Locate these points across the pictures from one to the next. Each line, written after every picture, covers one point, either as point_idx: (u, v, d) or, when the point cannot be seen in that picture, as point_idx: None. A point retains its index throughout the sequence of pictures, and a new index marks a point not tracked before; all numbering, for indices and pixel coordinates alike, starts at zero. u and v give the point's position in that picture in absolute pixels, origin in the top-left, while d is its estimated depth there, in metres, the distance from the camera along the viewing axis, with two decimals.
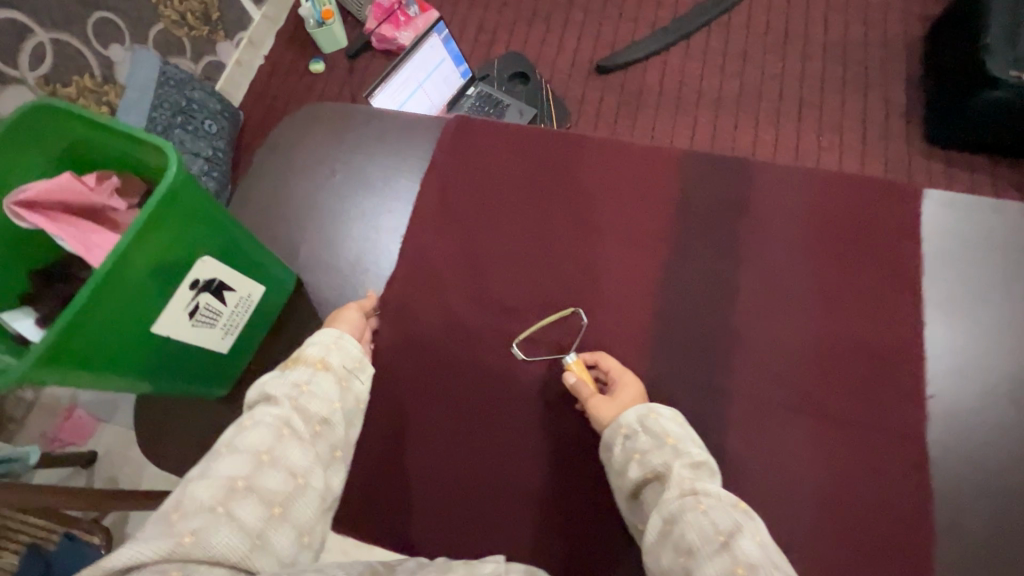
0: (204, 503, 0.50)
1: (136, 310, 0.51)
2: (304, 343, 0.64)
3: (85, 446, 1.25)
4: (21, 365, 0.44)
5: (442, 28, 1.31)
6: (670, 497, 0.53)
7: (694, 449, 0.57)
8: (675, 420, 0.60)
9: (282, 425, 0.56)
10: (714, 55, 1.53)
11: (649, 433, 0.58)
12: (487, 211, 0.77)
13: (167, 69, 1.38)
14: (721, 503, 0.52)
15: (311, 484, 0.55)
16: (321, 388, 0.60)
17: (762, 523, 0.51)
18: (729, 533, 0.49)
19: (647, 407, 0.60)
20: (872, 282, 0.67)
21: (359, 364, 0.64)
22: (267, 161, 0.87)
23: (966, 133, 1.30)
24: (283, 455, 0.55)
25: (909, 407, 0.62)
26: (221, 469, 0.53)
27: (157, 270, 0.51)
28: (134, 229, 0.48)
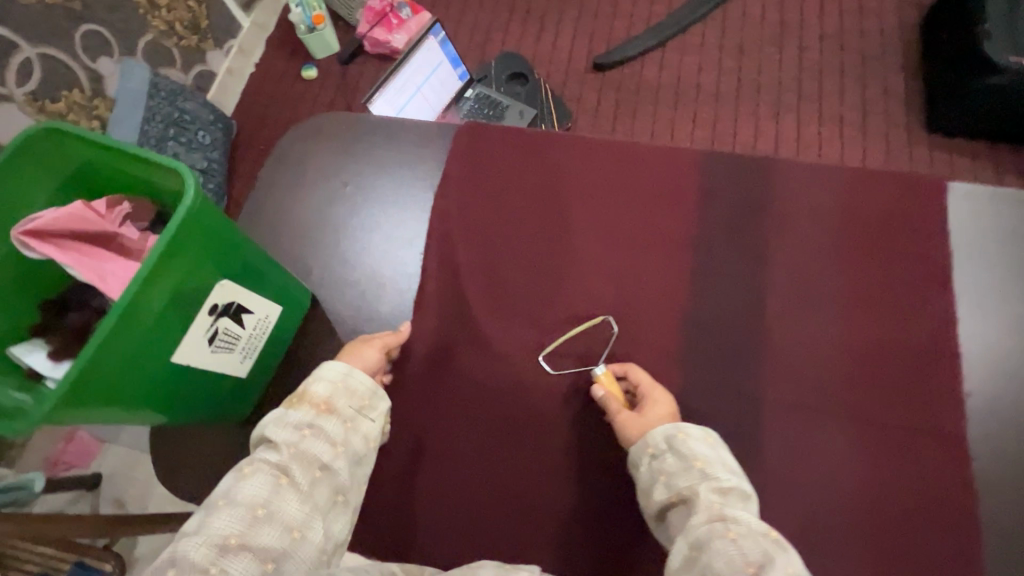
0: (196, 562, 0.48)
1: (152, 343, 0.50)
2: (309, 381, 0.60)
3: (89, 469, 1.23)
4: (44, 406, 0.43)
5: (438, 30, 1.27)
6: (698, 522, 0.51)
7: (724, 474, 0.55)
8: (705, 440, 0.58)
9: (280, 474, 0.54)
10: (711, 49, 1.52)
11: (677, 455, 0.57)
12: (504, 222, 0.76)
13: (157, 81, 1.35)
14: (751, 533, 0.50)
15: (308, 538, 0.53)
16: (326, 429, 0.58)
17: (796, 554, 0.49)
18: (759, 566, 0.47)
19: (675, 426, 0.58)
20: (894, 283, 0.68)
21: (369, 403, 0.61)
22: (274, 173, 0.84)
23: (968, 119, 1.29)
24: (279, 509, 0.52)
25: (940, 408, 0.62)
26: (216, 524, 0.50)
27: (170, 303, 0.50)
28: (153, 258, 0.47)
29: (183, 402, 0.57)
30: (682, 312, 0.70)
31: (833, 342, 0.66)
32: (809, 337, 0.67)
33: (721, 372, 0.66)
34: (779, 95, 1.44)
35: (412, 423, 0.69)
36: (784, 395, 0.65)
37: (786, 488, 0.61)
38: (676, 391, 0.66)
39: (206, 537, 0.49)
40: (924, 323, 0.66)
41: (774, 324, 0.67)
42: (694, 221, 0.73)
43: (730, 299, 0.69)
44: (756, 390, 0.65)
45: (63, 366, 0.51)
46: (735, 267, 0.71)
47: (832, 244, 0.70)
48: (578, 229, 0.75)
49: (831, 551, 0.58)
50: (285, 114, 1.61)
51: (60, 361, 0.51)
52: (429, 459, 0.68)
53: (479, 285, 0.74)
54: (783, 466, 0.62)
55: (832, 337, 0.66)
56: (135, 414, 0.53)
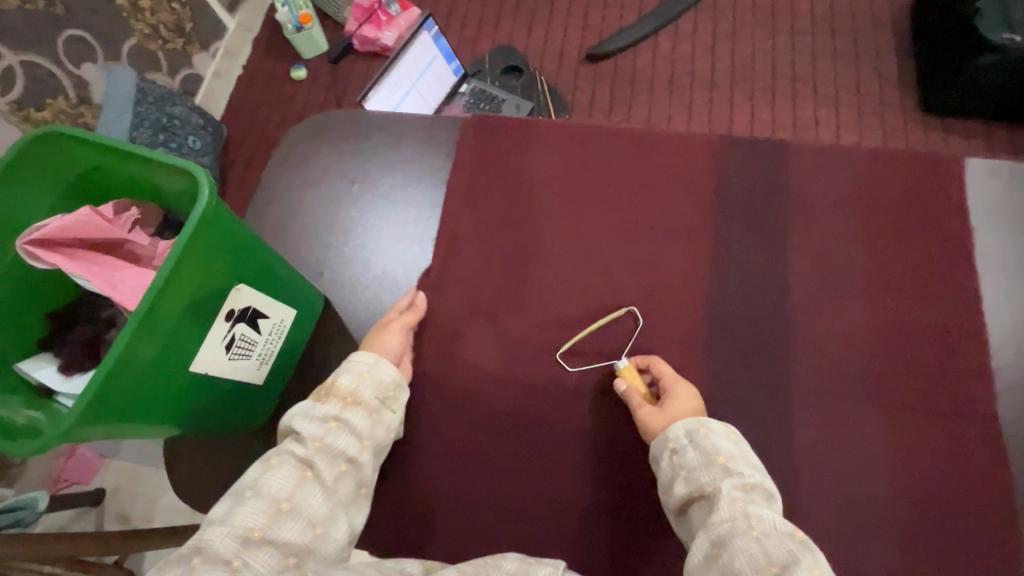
0: (220, 553, 0.47)
1: (173, 347, 0.49)
2: (337, 371, 0.61)
3: (90, 484, 1.18)
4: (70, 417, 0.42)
5: (431, 24, 1.25)
6: (721, 518, 0.51)
7: (746, 470, 0.54)
8: (728, 436, 0.57)
9: (306, 468, 0.54)
10: (705, 36, 1.51)
11: (699, 450, 0.56)
12: (516, 218, 0.75)
13: (144, 86, 1.30)
14: (775, 533, 0.49)
15: (329, 534, 0.53)
16: (353, 423, 0.58)
17: (823, 557, 0.48)
18: (785, 565, 0.46)
19: (698, 421, 0.58)
20: (910, 265, 0.68)
21: (392, 394, 0.62)
22: (279, 177, 0.83)
23: (965, 99, 1.28)
24: (303, 504, 0.53)
25: (964, 389, 0.62)
26: (241, 515, 0.50)
27: (189, 308, 0.49)
28: (172, 262, 0.45)
29: (201, 411, 0.56)
30: (700, 301, 0.69)
31: (851, 325, 0.66)
32: (828, 321, 0.66)
33: (743, 361, 0.66)
34: (775, 80, 1.44)
35: (434, 423, 0.67)
36: (806, 380, 0.64)
37: (814, 473, 0.60)
38: (699, 381, 0.65)
39: (231, 527, 0.49)
40: (940, 304, 0.66)
41: (794, 310, 0.67)
42: (706, 209, 0.73)
43: (747, 286, 0.69)
44: (779, 376, 0.65)
45: (75, 380, 0.49)
46: (751, 254, 0.70)
47: (845, 228, 0.71)
48: (590, 222, 0.74)
49: (865, 536, 0.58)
50: (275, 116, 1.58)
51: (71, 375, 0.49)
52: (451, 458, 0.66)
53: (493, 282, 0.72)
54: (809, 452, 0.61)
55: (851, 320, 0.66)
56: (153, 426, 0.52)
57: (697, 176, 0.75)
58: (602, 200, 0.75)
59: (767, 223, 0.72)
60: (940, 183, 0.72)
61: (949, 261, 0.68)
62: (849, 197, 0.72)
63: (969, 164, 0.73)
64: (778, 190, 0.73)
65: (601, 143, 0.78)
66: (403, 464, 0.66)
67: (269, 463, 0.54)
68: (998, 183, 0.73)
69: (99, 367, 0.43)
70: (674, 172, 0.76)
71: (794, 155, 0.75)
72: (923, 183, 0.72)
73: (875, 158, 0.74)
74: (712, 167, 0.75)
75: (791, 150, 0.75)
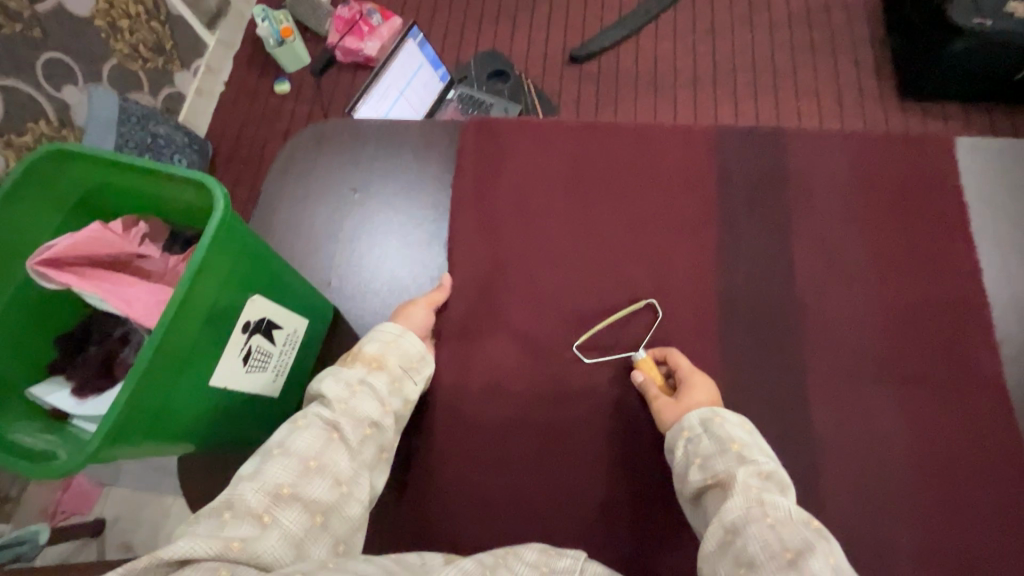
0: (251, 507, 0.48)
1: (207, 334, 0.49)
2: (365, 338, 0.63)
3: (90, 515, 1.15)
4: (94, 443, 0.42)
5: (416, 32, 1.24)
6: (734, 506, 0.50)
7: (761, 458, 0.54)
8: (742, 427, 0.56)
9: (331, 429, 0.55)
10: (685, 34, 1.53)
11: (713, 438, 0.55)
12: (521, 219, 0.75)
13: (127, 105, 1.28)
14: (790, 520, 0.48)
15: (355, 494, 0.53)
16: (375, 388, 0.59)
17: (838, 545, 0.47)
18: (797, 552, 0.45)
19: (712, 410, 0.57)
20: (907, 247, 0.70)
21: (416, 364, 0.63)
22: (281, 189, 0.83)
23: (941, 84, 1.31)
24: (330, 462, 0.53)
25: (969, 362, 0.64)
26: (271, 473, 0.51)
27: (222, 288, 0.49)
28: (195, 265, 0.45)
29: (217, 429, 0.55)
30: (706, 291, 0.70)
31: (856, 306, 0.67)
32: (834, 303, 0.68)
33: (753, 346, 0.66)
34: (755, 74, 1.46)
35: (456, 427, 0.67)
36: (816, 361, 0.65)
37: (831, 452, 0.61)
38: (711, 369, 0.66)
39: (261, 482, 0.49)
40: (938, 281, 0.68)
41: (799, 296, 0.68)
42: (705, 200, 0.74)
43: (751, 273, 0.70)
44: (790, 360, 0.65)
45: (89, 403, 0.48)
46: (753, 242, 0.71)
47: (842, 212, 0.72)
48: (592, 218, 0.75)
49: (887, 511, 0.59)
50: (262, 131, 1.57)
51: (85, 398, 0.48)
52: (473, 461, 0.65)
53: (500, 283, 0.72)
54: (825, 432, 0.62)
55: (855, 300, 0.68)
56: (172, 445, 0.51)
57: (694, 168, 0.76)
58: (604, 196, 0.76)
59: (765, 211, 0.73)
60: (928, 164, 0.74)
61: (944, 237, 0.70)
62: (843, 182, 0.74)
63: (956, 145, 0.75)
64: (774, 178, 0.75)
65: (597, 140, 0.79)
66: (424, 471, 0.66)
67: (295, 424, 0.55)
68: (982, 160, 0.75)
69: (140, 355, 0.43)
70: (671, 166, 0.77)
71: (787, 144, 0.76)
72: (912, 163, 0.74)
73: (865, 142, 0.75)
74: (708, 159, 0.76)
75: (784, 138, 0.77)
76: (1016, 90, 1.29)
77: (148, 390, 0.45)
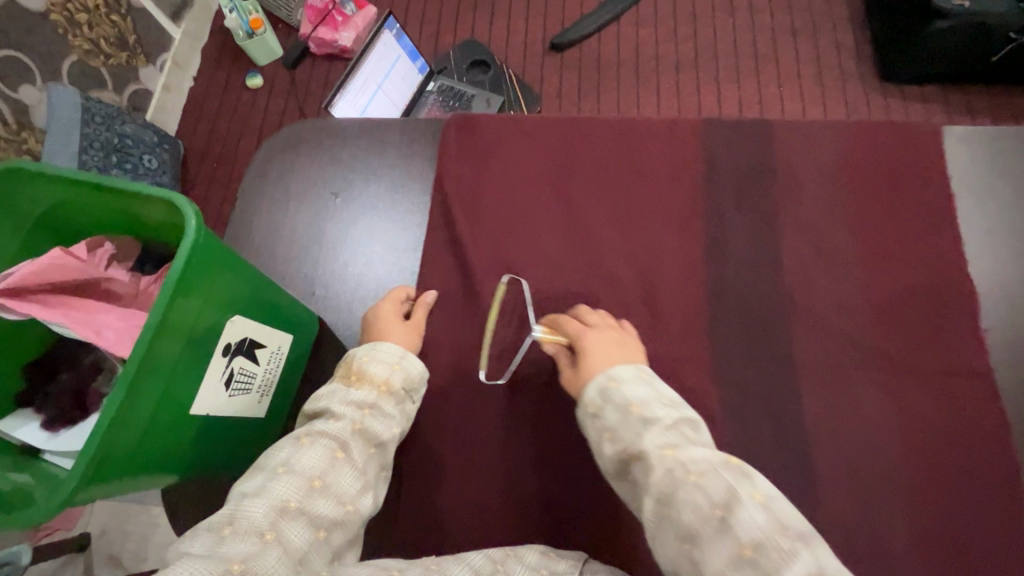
0: (255, 525, 0.46)
1: (187, 361, 0.47)
2: (369, 359, 0.60)
3: (74, 530, 1.11)
4: (71, 477, 0.39)
5: (393, 23, 1.19)
6: (657, 478, 0.48)
7: (663, 412, 0.53)
8: (637, 382, 0.55)
9: (337, 448, 0.53)
10: (666, 20, 1.51)
11: (614, 406, 0.54)
12: (509, 219, 0.73)
13: (89, 105, 1.20)
14: (710, 469, 0.47)
15: (358, 511, 0.52)
16: (384, 412, 0.58)
17: (760, 477, 0.47)
18: (727, 507, 0.45)
19: (608, 376, 0.56)
20: (899, 237, 0.70)
21: (417, 386, 0.62)
22: (257, 196, 0.80)
23: (921, 67, 1.31)
24: (334, 482, 0.52)
25: (963, 353, 0.64)
26: (275, 490, 0.49)
27: (202, 317, 0.47)
28: (169, 286, 0.43)
29: (201, 455, 0.53)
30: (698, 288, 0.69)
31: (846, 298, 0.67)
32: (826, 296, 0.67)
33: (746, 342, 0.66)
34: (737, 59, 1.45)
35: (448, 432, 0.65)
36: (811, 356, 0.65)
37: (825, 446, 0.61)
38: (705, 366, 0.65)
39: (267, 498, 0.48)
40: (931, 272, 0.68)
41: (793, 290, 0.68)
42: (695, 195, 0.73)
43: (743, 268, 0.69)
44: (782, 355, 0.65)
45: (62, 437, 0.45)
46: (744, 236, 0.71)
47: (832, 203, 0.72)
48: (581, 216, 0.73)
49: (887, 505, 0.59)
50: (235, 128, 1.51)
51: (57, 431, 0.46)
52: (466, 468, 0.64)
53: (488, 285, 0.70)
54: (818, 426, 0.62)
55: (845, 292, 0.67)
56: (155, 476, 0.49)
57: (683, 162, 0.75)
58: (593, 193, 0.74)
59: (756, 204, 0.72)
60: (916, 153, 0.74)
61: (935, 227, 0.70)
62: (833, 173, 0.73)
63: (945, 133, 0.75)
64: (763, 171, 0.74)
65: (584, 135, 0.77)
66: (417, 480, 0.64)
67: (300, 441, 0.54)
68: (967, 148, 0.75)
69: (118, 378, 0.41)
70: (660, 160, 0.75)
71: (777, 135, 0.75)
72: (901, 152, 0.74)
73: (853, 132, 0.75)
74: (697, 153, 0.75)
75: (773, 130, 0.76)
76: (996, 71, 1.30)
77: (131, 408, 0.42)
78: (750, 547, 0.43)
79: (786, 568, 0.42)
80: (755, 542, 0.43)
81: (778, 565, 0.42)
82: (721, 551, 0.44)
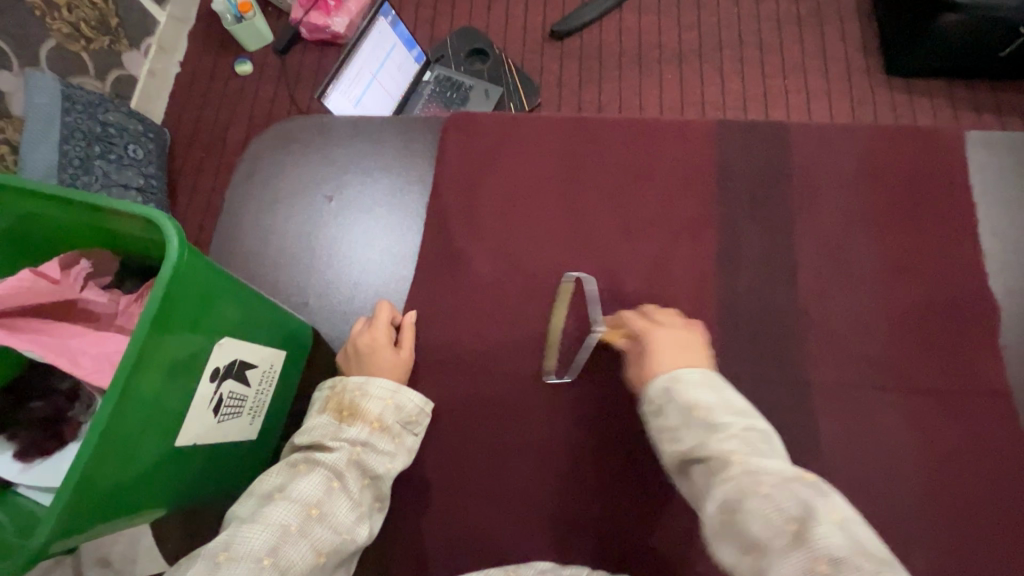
0: (251, 551, 0.44)
1: (174, 391, 0.44)
2: (360, 394, 0.56)
3: None
4: (51, 515, 0.37)
5: (388, 9, 1.13)
6: (724, 487, 0.42)
7: (731, 419, 0.47)
8: (706, 385, 0.50)
9: (333, 476, 0.51)
10: (670, 8, 1.46)
11: (676, 407, 0.49)
12: (512, 226, 0.70)
13: (70, 92, 1.15)
14: (784, 481, 0.41)
15: (355, 540, 0.51)
16: (381, 443, 0.55)
17: (839, 497, 0.40)
18: (802, 520, 0.39)
19: (671, 374, 0.51)
20: (915, 248, 0.67)
21: (416, 417, 0.58)
22: (246, 198, 0.78)
23: (931, 61, 1.27)
24: (331, 511, 0.50)
25: (980, 370, 0.62)
26: (272, 515, 0.47)
27: (191, 344, 0.44)
28: (152, 311, 0.40)
29: (191, 482, 0.51)
30: (709, 299, 0.66)
31: (862, 311, 0.65)
32: (841, 308, 0.65)
33: (759, 357, 0.63)
34: (742, 50, 1.41)
35: (446, 445, 0.62)
36: (824, 371, 0.63)
37: (840, 467, 0.59)
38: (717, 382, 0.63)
39: (265, 523, 0.46)
40: (947, 284, 0.66)
41: (808, 303, 0.65)
42: (706, 200, 0.70)
43: (755, 279, 0.67)
44: (797, 371, 0.63)
45: (35, 469, 0.43)
46: (756, 247, 0.68)
47: (847, 211, 0.69)
48: (587, 222, 0.70)
49: (901, 529, 0.57)
50: (224, 117, 1.45)
51: (30, 462, 0.44)
52: (464, 481, 0.61)
53: (490, 296, 0.67)
54: (833, 446, 0.60)
55: (861, 306, 0.65)
56: (141, 509, 0.47)
57: (695, 165, 0.72)
58: (601, 199, 0.71)
59: (769, 212, 0.69)
60: (933, 159, 0.71)
61: (952, 238, 0.67)
62: (848, 178, 0.70)
63: (964, 138, 0.72)
64: (777, 176, 0.71)
65: (590, 138, 0.74)
66: (411, 497, 0.61)
67: (296, 468, 0.51)
68: (984, 154, 0.73)
69: (100, 410, 0.38)
70: (671, 164, 0.72)
71: (791, 138, 0.72)
72: (919, 157, 0.71)
73: (870, 136, 0.72)
74: (709, 156, 0.72)
75: (787, 132, 0.73)
76: (1006, 67, 1.26)
77: (115, 439, 0.40)
78: (826, 563, 0.37)
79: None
80: (830, 558, 0.37)
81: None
82: (791, 568, 0.37)
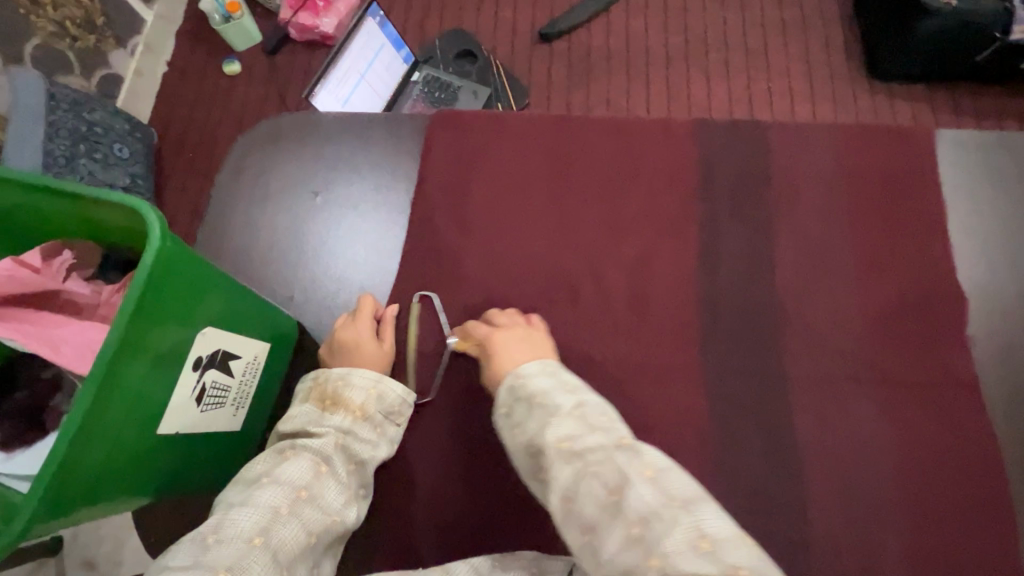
0: (241, 532, 0.44)
1: (159, 377, 0.44)
2: (343, 384, 0.57)
3: None
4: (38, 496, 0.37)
5: (376, 10, 1.14)
6: (560, 474, 0.46)
7: (567, 402, 0.50)
8: (543, 372, 0.53)
9: (320, 462, 0.52)
10: (657, 12, 1.48)
11: (520, 402, 0.52)
12: (499, 222, 0.71)
13: (56, 90, 1.14)
14: (604, 454, 0.45)
15: (343, 523, 0.51)
16: (365, 432, 0.56)
17: (652, 452, 0.45)
18: (619, 490, 0.43)
19: (513, 374, 0.54)
20: (891, 243, 0.69)
21: (399, 407, 0.60)
22: (233, 194, 0.78)
23: (910, 66, 1.30)
24: (319, 494, 0.50)
25: (953, 361, 0.64)
26: (262, 498, 0.47)
27: (175, 330, 0.45)
28: (135, 297, 0.40)
29: (175, 471, 0.51)
30: (692, 293, 0.67)
31: (838, 305, 0.67)
32: (819, 301, 0.67)
33: (739, 350, 0.65)
34: (727, 54, 1.43)
35: (430, 437, 0.63)
36: (802, 363, 0.64)
37: (817, 456, 0.61)
38: (699, 375, 0.64)
39: (254, 506, 0.47)
40: (921, 278, 0.68)
41: (787, 298, 0.67)
42: (688, 197, 0.72)
43: (736, 274, 0.68)
44: (775, 362, 0.64)
45: (19, 458, 0.43)
46: (737, 242, 0.70)
47: (825, 208, 0.71)
48: (573, 218, 0.71)
49: (878, 514, 0.59)
50: (212, 116, 1.45)
51: (13, 452, 0.44)
52: (451, 472, 0.61)
53: (477, 291, 0.68)
54: (810, 435, 0.62)
55: (838, 299, 0.67)
56: (125, 497, 0.47)
57: (678, 163, 0.73)
58: (586, 196, 0.72)
59: (750, 208, 0.71)
60: (908, 158, 0.73)
61: (925, 234, 0.70)
62: (825, 176, 0.72)
63: (937, 139, 0.75)
64: (757, 174, 0.73)
65: (575, 136, 0.75)
66: (398, 488, 0.62)
67: (282, 454, 0.52)
68: (956, 156, 0.75)
69: (88, 391, 0.38)
70: (654, 161, 0.73)
71: (770, 137, 0.74)
72: (893, 157, 0.73)
73: (846, 136, 0.74)
74: (690, 155, 0.74)
75: (767, 132, 0.75)
76: (983, 72, 1.30)
77: (103, 420, 0.40)
78: (639, 524, 0.41)
79: (673, 542, 0.40)
80: (643, 519, 0.41)
81: (667, 539, 0.40)
82: (616, 536, 0.41)
